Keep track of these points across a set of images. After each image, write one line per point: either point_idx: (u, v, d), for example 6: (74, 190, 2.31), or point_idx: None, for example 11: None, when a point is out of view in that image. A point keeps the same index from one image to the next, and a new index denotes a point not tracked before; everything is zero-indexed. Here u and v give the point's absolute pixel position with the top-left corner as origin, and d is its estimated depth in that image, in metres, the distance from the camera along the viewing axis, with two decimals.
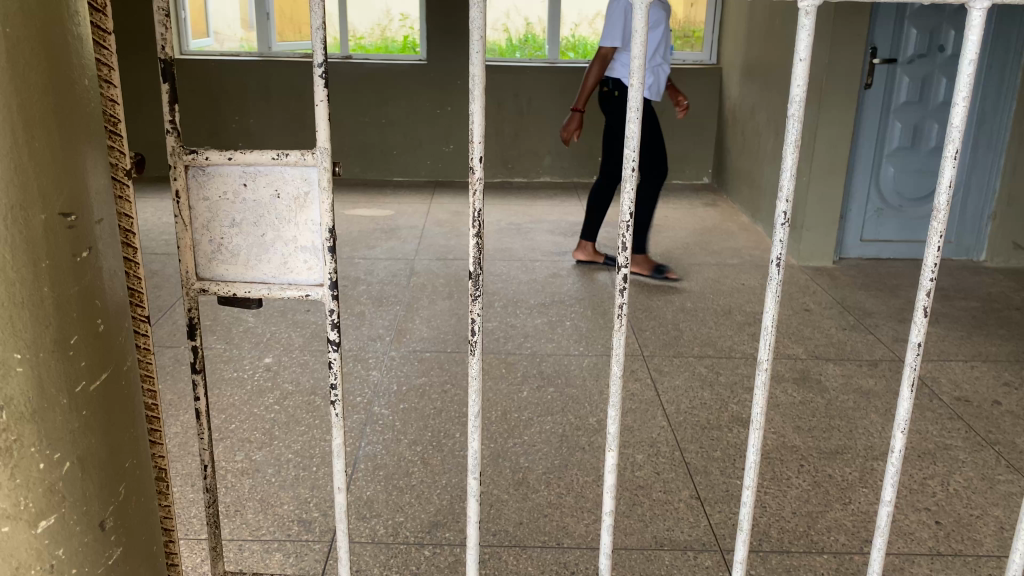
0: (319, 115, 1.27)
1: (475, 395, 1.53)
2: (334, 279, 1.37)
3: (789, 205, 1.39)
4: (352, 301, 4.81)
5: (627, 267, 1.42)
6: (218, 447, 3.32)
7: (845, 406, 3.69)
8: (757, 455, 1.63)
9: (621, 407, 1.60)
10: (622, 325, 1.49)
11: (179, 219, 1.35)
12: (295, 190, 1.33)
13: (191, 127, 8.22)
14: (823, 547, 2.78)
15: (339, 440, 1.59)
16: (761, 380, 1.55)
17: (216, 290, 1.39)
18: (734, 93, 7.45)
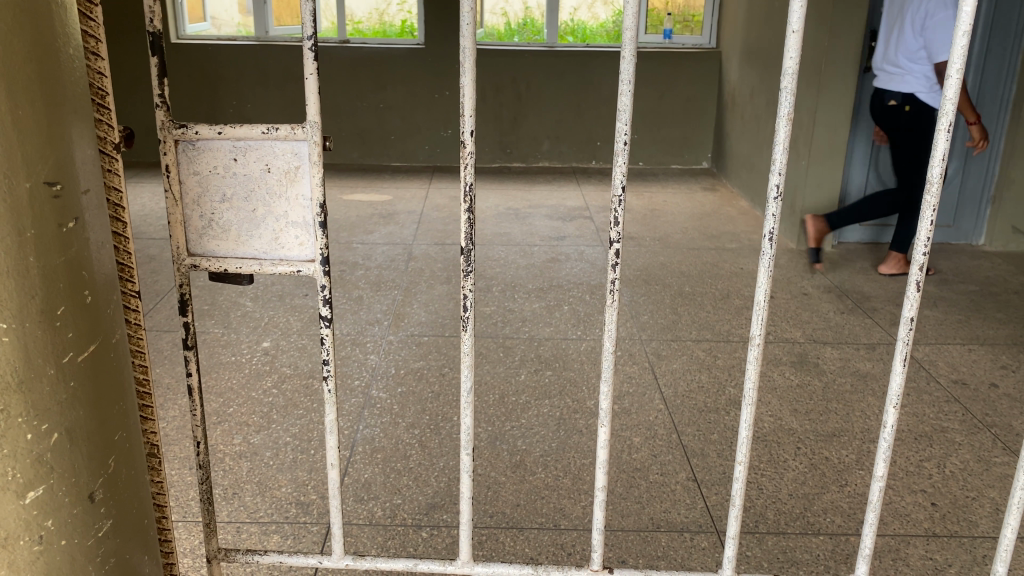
0: (308, 90, 1.27)
1: (468, 372, 1.53)
2: (325, 255, 1.38)
3: (782, 179, 1.38)
4: (351, 285, 4.82)
5: (619, 243, 1.41)
6: (216, 430, 3.32)
7: (843, 389, 3.70)
8: (748, 432, 1.63)
9: (612, 385, 1.59)
10: (614, 302, 1.49)
11: (169, 195, 1.34)
12: (285, 164, 1.33)
13: (189, 111, 8.20)
14: (819, 529, 2.79)
15: (331, 417, 1.59)
16: (753, 356, 1.55)
17: (206, 266, 1.39)
18: (733, 77, 7.42)
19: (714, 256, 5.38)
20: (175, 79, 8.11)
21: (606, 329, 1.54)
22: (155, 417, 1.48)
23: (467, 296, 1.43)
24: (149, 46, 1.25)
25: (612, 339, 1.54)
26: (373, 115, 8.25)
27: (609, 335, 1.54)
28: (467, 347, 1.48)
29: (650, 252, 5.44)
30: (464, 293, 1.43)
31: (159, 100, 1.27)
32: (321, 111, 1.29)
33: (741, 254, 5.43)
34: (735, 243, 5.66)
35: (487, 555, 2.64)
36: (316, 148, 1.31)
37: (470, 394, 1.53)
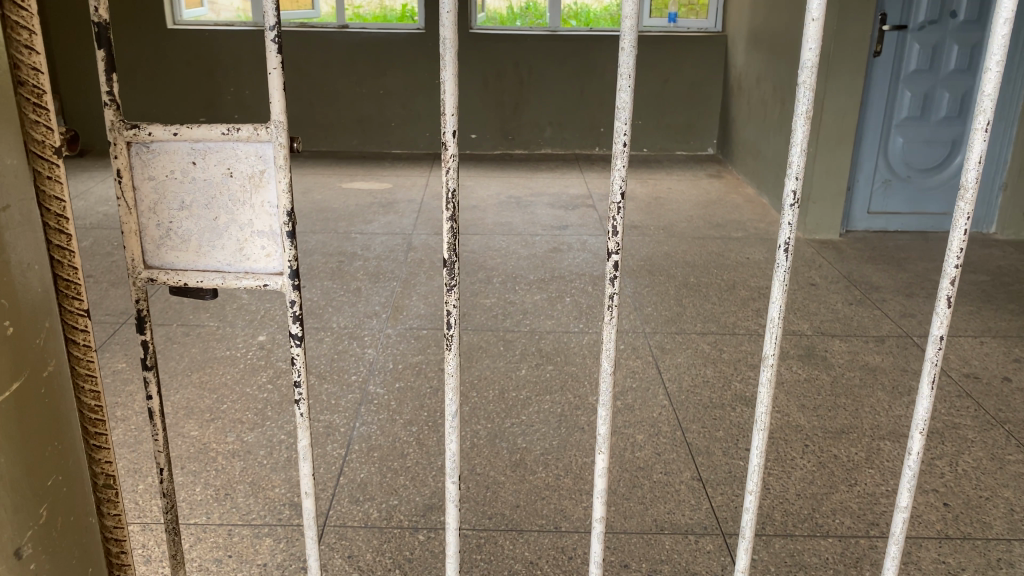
0: (273, 86, 1.17)
1: (452, 395, 1.45)
2: (294, 268, 1.29)
3: (800, 183, 1.29)
4: (349, 277, 4.73)
5: (618, 254, 1.32)
6: (208, 428, 3.24)
7: (851, 383, 3.60)
8: (760, 456, 1.54)
9: (609, 408, 1.51)
10: (612, 320, 1.40)
11: (122, 202, 1.25)
12: (249, 168, 1.23)
13: (186, 99, 8.10)
14: (828, 531, 2.70)
15: (305, 443, 1.50)
16: (765, 378, 1.47)
17: (165, 279, 1.30)
18: (739, 62, 7.29)
19: (720, 245, 5.27)
20: (172, 66, 8.00)
21: (603, 348, 1.45)
22: (111, 445, 1.35)
23: (452, 314, 1.33)
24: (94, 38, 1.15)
25: (610, 358, 1.45)
26: (373, 102, 8.13)
27: (607, 353, 1.45)
28: (451, 368, 1.40)
29: (655, 242, 5.34)
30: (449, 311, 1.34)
31: (107, 99, 1.20)
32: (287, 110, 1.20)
33: (747, 243, 5.32)
34: (741, 231, 5.55)
35: (485, 559, 2.56)
36: (282, 149, 1.22)
37: (454, 418, 1.45)
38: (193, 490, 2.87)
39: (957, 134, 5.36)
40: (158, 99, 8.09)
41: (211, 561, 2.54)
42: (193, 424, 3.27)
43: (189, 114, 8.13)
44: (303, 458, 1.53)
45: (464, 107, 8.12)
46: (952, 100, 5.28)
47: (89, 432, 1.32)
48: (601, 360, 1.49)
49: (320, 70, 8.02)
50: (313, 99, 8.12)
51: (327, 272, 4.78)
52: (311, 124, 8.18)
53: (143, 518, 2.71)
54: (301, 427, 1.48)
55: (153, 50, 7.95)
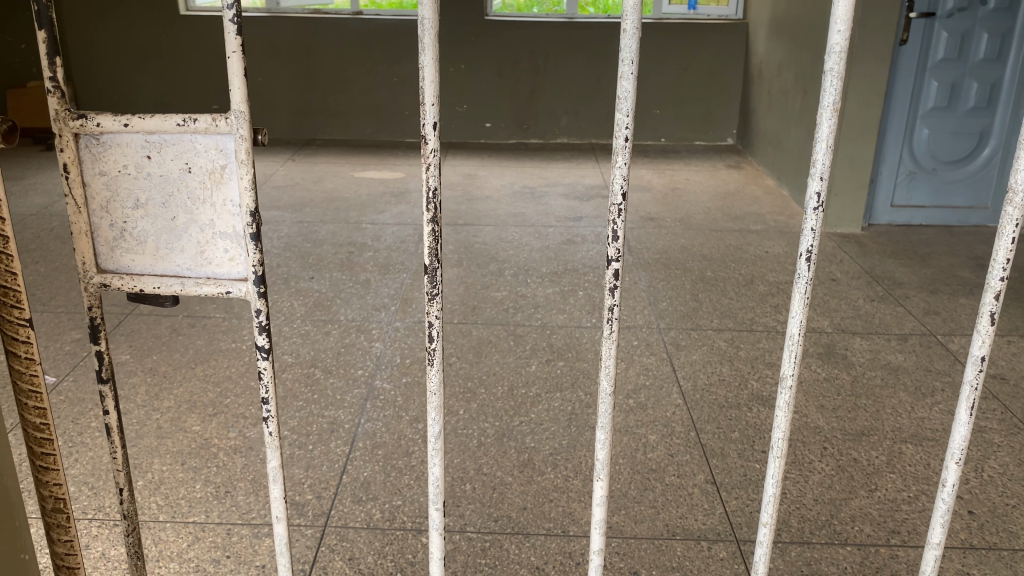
0: (232, 71, 1.13)
1: (436, 414, 1.41)
2: (260, 274, 1.24)
3: (824, 184, 1.20)
4: (358, 268, 4.64)
5: (618, 260, 1.25)
6: (211, 423, 3.18)
7: (872, 383, 3.49)
8: (774, 484, 1.49)
9: (608, 428, 1.46)
10: (612, 333, 1.34)
11: (71, 200, 1.20)
12: (209, 163, 1.18)
13: (198, 86, 8.04)
14: (846, 538, 2.60)
15: (275, 464, 1.44)
16: (782, 401, 1.41)
17: (120, 284, 1.26)
18: (760, 50, 7.12)
19: (737, 238, 5.15)
20: (184, 53, 7.95)
21: (600, 366, 1.41)
22: (59, 467, 1.33)
23: (434, 323, 1.30)
24: (36, 18, 1.13)
25: (608, 378, 1.41)
26: (387, 90, 8.05)
27: (605, 373, 1.41)
28: (434, 386, 1.35)
29: (671, 234, 5.22)
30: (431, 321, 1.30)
31: (51, 86, 1.15)
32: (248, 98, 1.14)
33: (767, 236, 5.19)
34: (760, 224, 5.42)
35: (490, 563, 2.47)
36: (243, 142, 1.16)
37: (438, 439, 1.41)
38: (193, 488, 2.81)
39: (986, 126, 5.19)
40: (171, 86, 8.05)
41: (209, 562, 2.47)
42: (196, 418, 3.21)
43: (201, 101, 8.09)
44: (273, 480, 1.47)
45: (478, 95, 8.00)
46: (981, 90, 5.11)
47: (37, 453, 1.30)
48: (599, 380, 1.44)
49: (334, 57, 7.93)
50: (326, 87, 8.04)
51: (337, 264, 4.70)
52: (324, 112, 8.12)
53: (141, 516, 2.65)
54: (271, 447, 1.42)
55: (166, 37, 7.90)
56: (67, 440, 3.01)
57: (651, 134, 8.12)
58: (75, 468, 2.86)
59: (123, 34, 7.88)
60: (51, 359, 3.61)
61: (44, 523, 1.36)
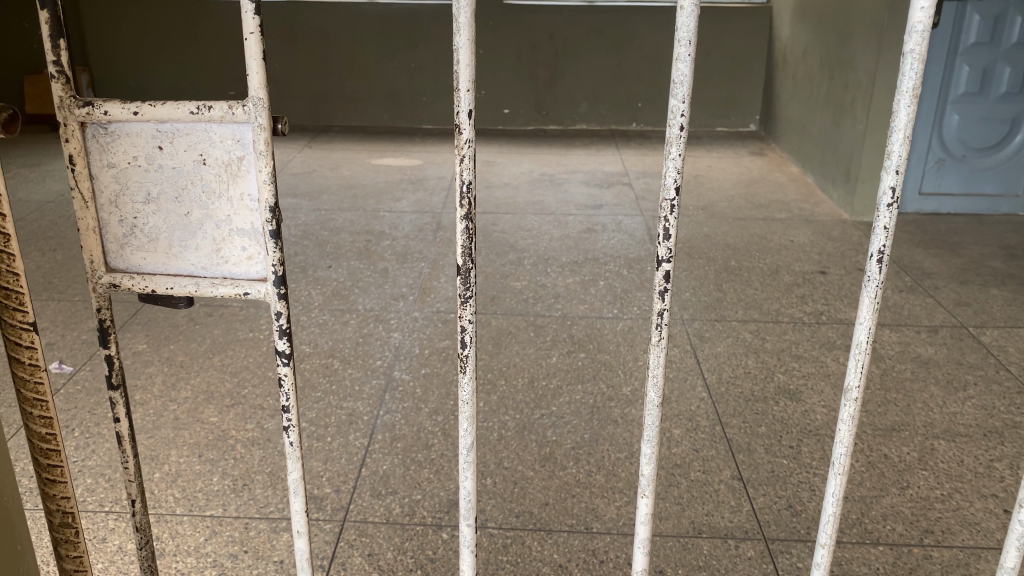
0: (250, 56, 1.07)
1: (467, 426, 1.37)
2: (279, 273, 1.18)
3: (899, 179, 1.16)
4: (376, 257, 4.59)
5: (669, 262, 1.22)
6: (228, 415, 3.14)
7: (903, 376, 3.40)
8: (836, 500, 1.43)
9: (655, 440, 1.43)
10: (661, 340, 1.32)
11: (78, 195, 1.16)
12: (225, 155, 1.13)
13: (215, 71, 8.00)
14: (878, 538, 2.53)
15: (297, 476, 1.39)
16: (846, 415, 1.36)
17: (130, 285, 1.21)
18: (785, 34, 6.98)
19: (761, 227, 5.05)
20: (201, 38, 7.90)
21: (649, 377, 1.37)
22: (67, 480, 1.30)
23: (467, 326, 1.26)
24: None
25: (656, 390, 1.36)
26: (404, 76, 7.96)
27: (653, 384, 1.37)
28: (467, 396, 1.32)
29: (694, 222, 5.13)
30: (464, 324, 1.27)
31: (55, 70, 1.10)
32: (266, 84, 1.08)
33: (792, 225, 5.09)
34: (784, 212, 5.31)
35: (512, 561, 2.42)
36: (263, 132, 1.11)
37: (469, 452, 1.37)
38: (210, 480, 2.77)
39: (1018, 112, 5.04)
40: (187, 71, 8.01)
41: (226, 556, 2.44)
42: (213, 409, 3.18)
43: (218, 86, 8.05)
44: (293, 492, 1.43)
45: (497, 81, 7.91)
46: (1014, 75, 4.95)
47: (43, 464, 1.28)
48: (646, 391, 1.39)
49: (351, 42, 7.86)
50: (343, 72, 7.97)
51: (355, 252, 4.66)
52: (341, 98, 8.05)
53: (158, 509, 2.62)
54: (291, 459, 1.37)
55: (182, 22, 7.86)
56: (83, 431, 2.99)
57: None
58: (93, 459, 2.83)
59: (139, 19, 7.84)
60: (68, 347, 3.59)
61: (52, 539, 1.34)
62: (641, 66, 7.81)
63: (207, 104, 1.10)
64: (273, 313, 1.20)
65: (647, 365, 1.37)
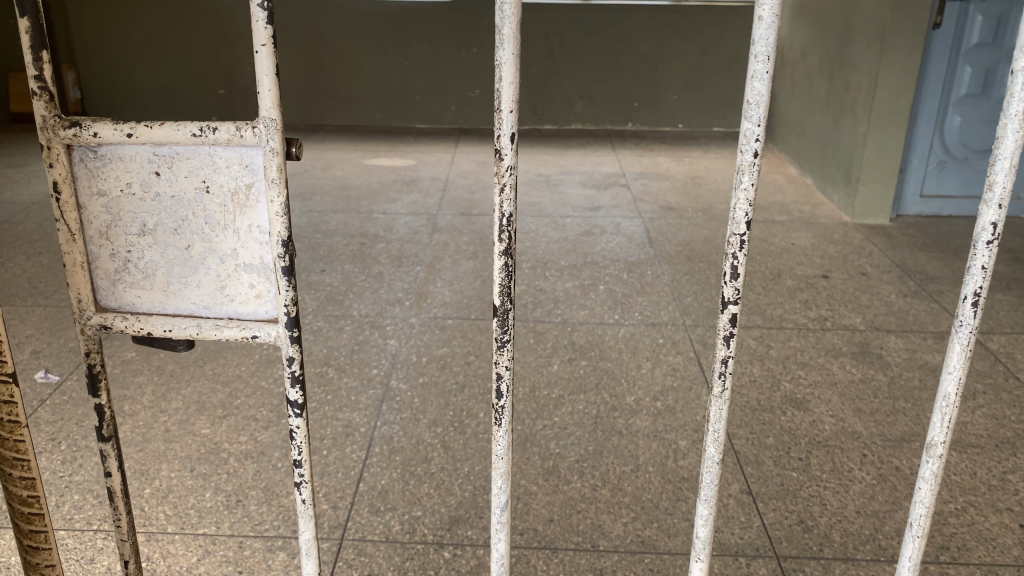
0: (261, 67, 1.08)
1: (501, 483, 1.46)
2: (291, 314, 1.21)
3: (1000, 215, 1.22)
4: (370, 261, 4.49)
5: (735, 305, 1.28)
6: (221, 426, 3.04)
7: (911, 385, 3.33)
8: (912, 560, 1.51)
9: (714, 504, 1.49)
10: (725, 391, 1.37)
11: (64, 228, 1.18)
12: (230, 183, 1.15)
13: (204, 69, 7.89)
14: (893, 555, 2.46)
15: (309, 537, 1.43)
16: (928, 471, 1.43)
17: (121, 325, 1.25)
18: (783, 33, 6.91)
19: (761, 230, 4.98)
20: (189, 35, 7.77)
21: (708, 432, 1.43)
22: (52, 549, 1.36)
23: (504, 374, 1.33)
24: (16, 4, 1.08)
25: (716, 445, 1.43)
26: (397, 74, 7.85)
27: (713, 439, 1.43)
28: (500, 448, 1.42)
29: (694, 225, 5.06)
30: (500, 371, 1.33)
31: (37, 86, 1.12)
32: (277, 105, 1.09)
33: (792, 227, 5.03)
34: (784, 215, 5.24)
35: None
36: (276, 157, 1.12)
37: (504, 508, 1.45)
38: (203, 496, 2.67)
39: None
40: (176, 69, 7.89)
41: None
42: (205, 421, 3.08)
43: (208, 85, 7.93)
44: (306, 556, 1.46)
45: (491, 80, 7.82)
46: None
47: (26, 532, 1.34)
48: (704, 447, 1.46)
49: (343, 40, 7.74)
50: (335, 71, 7.86)
51: (348, 255, 4.56)
52: (333, 97, 7.94)
53: (148, 527, 2.52)
54: (304, 519, 1.40)
55: (170, 19, 7.72)
56: (70, 445, 2.88)
57: (669, 120, 7.95)
58: (80, 474, 2.73)
59: (127, 16, 7.70)
60: (55, 355, 3.48)
61: None
62: (636, 65, 7.73)
63: (211, 126, 1.11)
64: (285, 358, 1.22)
65: (708, 421, 1.43)
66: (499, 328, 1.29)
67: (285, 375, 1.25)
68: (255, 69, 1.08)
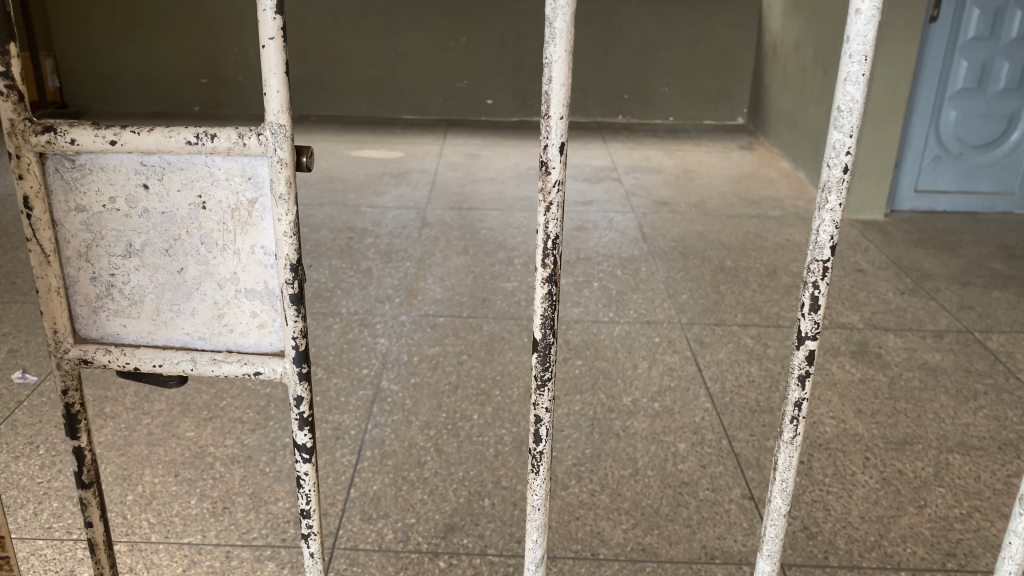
0: (271, 67, 1.04)
1: (536, 538, 1.45)
2: (300, 348, 1.19)
3: None
4: (358, 256, 4.39)
5: (815, 340, 1.25)
6: (206, 429, 2.95)
7: (911, 386, 3.28)
8: None
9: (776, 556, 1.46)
10: (797, 434, 1.34)
11: (36, 251, 1.14)
12: (230, 201, 1.11)
13: (186, 58, 7.73)
14: (900, 563, 2.40)
15: None
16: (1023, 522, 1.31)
17: (96, 357, 1.21)
18: (776, 25, 6.84)
19: (755, 225, 4.92)
20: (171, 23, 7.61)
21: (776, 481, 1.41)
22: None
23: (544, 419, 1.33)
24: None
25: (785, 495, 1.40)
26: (384, 63, 7.72)
27: (781, 489, 1.40)
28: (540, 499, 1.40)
29: (687, 220, 4.99)
30: (539, 415, 1.33)
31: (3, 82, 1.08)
32: (285, 109, 1.05)
33: (786, 223, 4.96)
34: (777, 210, 5.19)
35: None
36: (284, 168, 1.08)
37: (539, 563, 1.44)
38: (188, 503, 2.57)
39: (1016, 108, 4.95)
40: (157, 58, 7.73)
41: None
42: (189, 423, 2.98)
43: (190, 74, 7.77)
44: None
45: (480, 70, 7.71)
46: (1012, 70, 4.86)
47: None
48: (771, 498, 1.43)
49: (329, 29, 7.61)
50: (320, 60, 7.72)
51: (336, 251, 4.45)
52: (318, 87, 7.81)
53: (131, 536, 2.42)
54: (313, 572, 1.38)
55: (151, 7, 7.56)
56: (49, 449, 2.77)
57: (659, 112, 7.89)
58: (59, 480, 2.62)
59: (108, 2, 7.52)
60: (32, 355, 3.36)
61: None
62: (627, 56, 7.64)
63: (209, 134, 1.06)
64: (293, 398, 1.21)
65: (775, 468, 1.40)
66: (540, 364, 1.29)
67: (293, 417, 1.25)
68: (263, 66, 1.03)
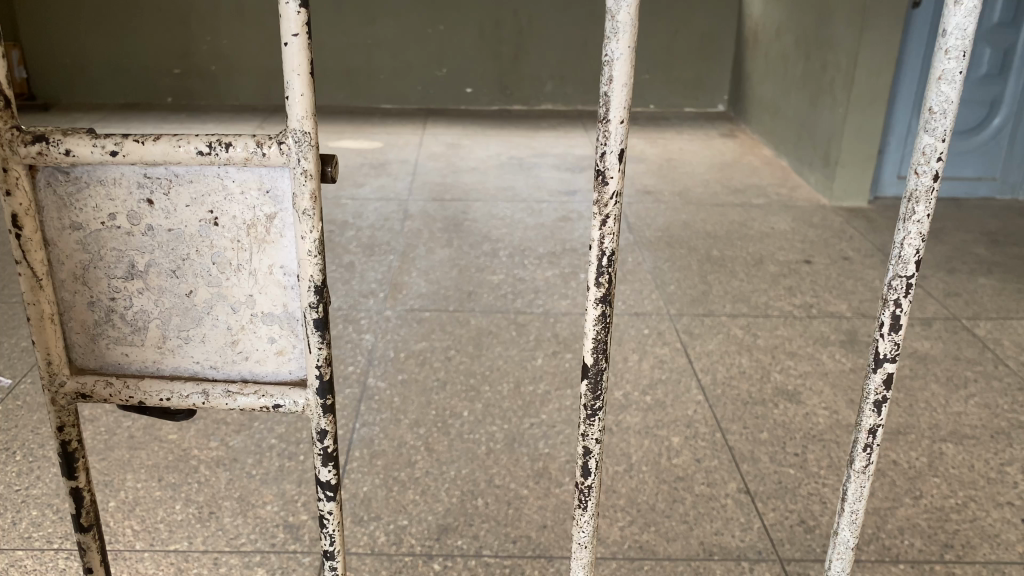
0: (295, 73, 1.01)
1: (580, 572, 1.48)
2: (323, 375, 1.17)
3: None
4: (340, 250, 4.31)
5: (894, 361, 1.29)
6: (189, 431, 2.87)
7: (901, 374, 3.27)
8: None
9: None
10: (869, 462, 1.38)
11: (26, 276, 1.11)
12: (244, 218, 1.08)
13: (159, 49, 7.58)
14: (898, 555, 2.38)
15: None
16: None
17: (91, 386, 1.19)
18: (756, 12, 6.82)
19: (740, 214, 4.89)
20: (141, 13, 7.45)
21: (845, 512, 1.45)
22: None
23: (593, 451, 1.33)
24: None
25: (853, 526, 1.45)
26: (361, 52, 7.59)
27: (850, 520, 1.45)
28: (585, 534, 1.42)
29: (672, 209, 4.96)
30: (588, 447, 1.34)
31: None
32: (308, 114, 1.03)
33: (771, 211, 4.94)
34: (761, 198, 5.17)
35: None
36: (308, 180, 1.05)
37: None
38: (173, 509, 2.50)
39: (998, 93, 4.95)
40: (128, 48, 7.56)
41: None
42: (171, 426, 2.90)
43: (162, 64, 7.62)
44: None
45: (458, 59, 7.62)
46: (994, 55, 4.86)
47: None
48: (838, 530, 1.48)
49: None
50: None
51: None
52: None
53: (114, 544, 2.34)
54: None
55: None
56: (26, 455, 2.68)
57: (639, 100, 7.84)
58: (38, 488, 2.54)
59: None
60: (7, 357, 3.25)
61: None
62: None
63: (223, 144, 1.03)
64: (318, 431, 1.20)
65: (845, 500, 1.45)
66: (591, 391, 1.28)
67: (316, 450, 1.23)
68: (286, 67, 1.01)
